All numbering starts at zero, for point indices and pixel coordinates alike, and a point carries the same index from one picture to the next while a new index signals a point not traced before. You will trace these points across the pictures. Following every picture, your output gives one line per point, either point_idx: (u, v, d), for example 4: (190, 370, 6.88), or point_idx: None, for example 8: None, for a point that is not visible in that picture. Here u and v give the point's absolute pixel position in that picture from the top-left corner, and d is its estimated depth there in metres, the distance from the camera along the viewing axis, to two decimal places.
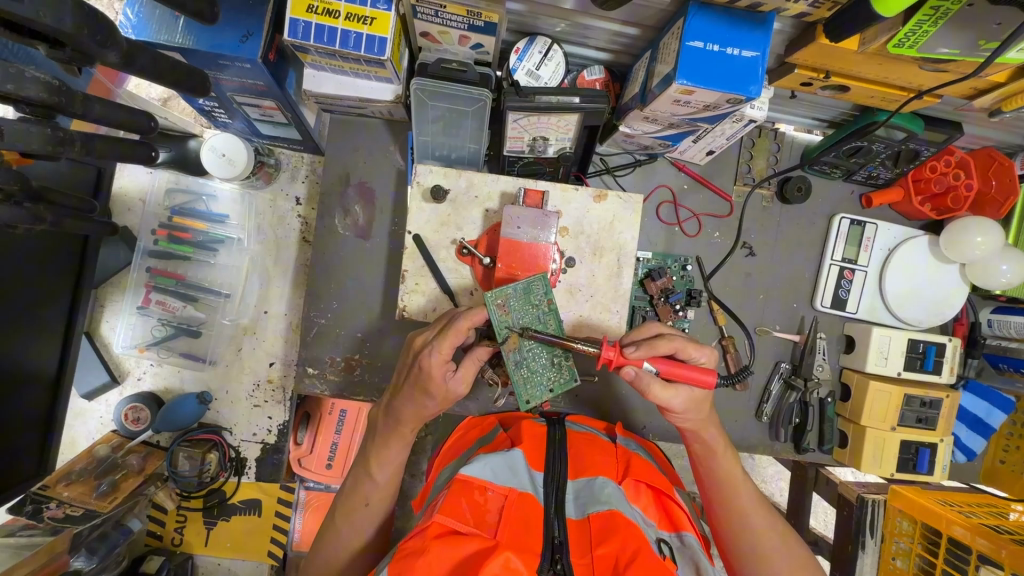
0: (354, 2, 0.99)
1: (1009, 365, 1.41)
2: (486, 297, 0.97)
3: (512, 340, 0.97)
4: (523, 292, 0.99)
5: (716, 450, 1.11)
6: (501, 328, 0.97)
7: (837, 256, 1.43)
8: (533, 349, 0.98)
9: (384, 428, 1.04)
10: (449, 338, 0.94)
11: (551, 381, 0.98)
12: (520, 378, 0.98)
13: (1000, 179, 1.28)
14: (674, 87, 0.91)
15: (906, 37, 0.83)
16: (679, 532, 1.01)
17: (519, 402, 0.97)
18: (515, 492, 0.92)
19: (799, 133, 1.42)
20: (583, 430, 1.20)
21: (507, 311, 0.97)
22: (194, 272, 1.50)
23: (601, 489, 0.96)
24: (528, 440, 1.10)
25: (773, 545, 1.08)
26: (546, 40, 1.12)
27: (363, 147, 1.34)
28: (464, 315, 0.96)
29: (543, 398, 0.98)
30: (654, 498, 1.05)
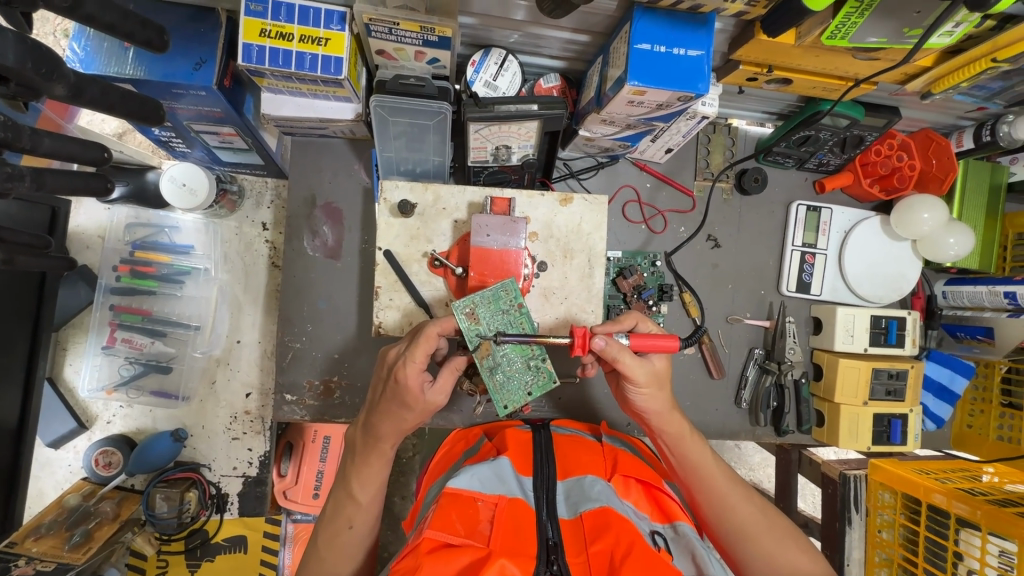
0: (308, 24, 1.00)
1: (966, 333, 1.47)
2: (454, 306, 0.97)
3: (484, 348, 0.96)
4: (491, 298, 0.99)
5: (681, 434, 1.14)
6: (473, 336, 0.97)
7: (797, 242, 1.49)
8: (507, 354, 0.97)
9: (368, 446, 1.03)
10: (421, 347, 0.93)
11: (529, 384, 0.97)
12: (496, 384, 0.97)
13: (939, 158, 1.35)
14: (627, 89, 0.94)
15: (837, 30, 0.88)
16: (673, 523, 1.00)
17: (498, 408, 0.96)
18: (505, 499, 0.92)
19: (751, 127, 1.47)
20: (569, 433, 1.22)
21: (476, 318, 0.97)
22: (160, 306, 1.46)
23: (590, 489, 0.97)
24: (515, 447, 1.11)
25: (759, 521, 1.10)
26: (500, 51, 1.14)
27: (328, 168, 1.34)
28: (434, 322, 0.95)
29: (522, 402, 0.97)
30: (645, 492, 1.06)
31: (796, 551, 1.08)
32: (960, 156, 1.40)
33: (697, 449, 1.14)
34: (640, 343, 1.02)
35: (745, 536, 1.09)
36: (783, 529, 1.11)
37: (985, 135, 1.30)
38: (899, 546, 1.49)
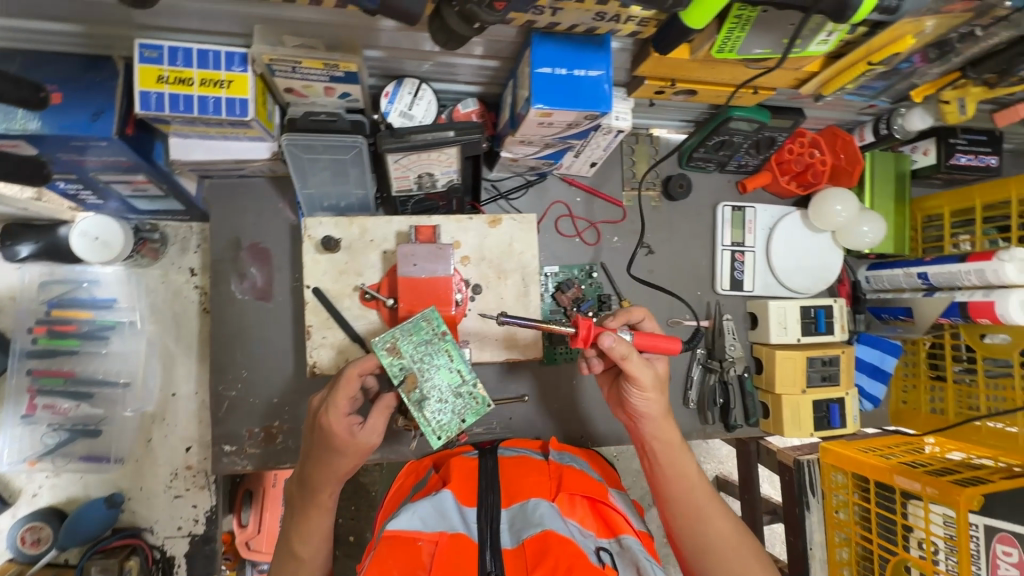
0: (207, 67, 0.98)
1: (889, 314, 1.54)
2: (374, 343, 0.95)
3: (409, 380, 0.94)
4: (412, 328, 0.97)
5: (668, 441, 1.13)
6: (396, 370, 0.95)
7: (727, 241, 1.54)
8: (434, 383, 0.95)
9: (305, 498, 0.99)
10: (343, 390, 0.93)
11: (461, 411, 0.96)
12: (427, 415, 0.94)
13: (846, 152, 1.44)
14: (533, 112, 0.96)
15: (724, 43, 0.91)
16: (618, 537, 1.00)
17: (430, 440, 0.94)
18: (446, 536, 0.91)
19: (673, 135, 1.52)
20: (515, 455, 1.21)
21: (397, 350, 0.95)
22: (85, 367, 1.36)
23: (532, 513, 0.96)
24: (459, 476, 1.09)
25: (725, 537, 1.07)
26: (413, 81, 1.15)
27: (251, 208, 1.31)
28: (354, 363, 0.94)
29: (456, 429, 0.95)
30: (590, 508, 1.06)
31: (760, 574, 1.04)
32: (864, 149, 1.48)
33: (679, 456, 1.13)
34: (645, 341, 1.05)
35: (709, 549, 1.06)
36: (749, 550, 1.06)
37: (883, 129, 1.38)
38: (856, 525, 1.53)
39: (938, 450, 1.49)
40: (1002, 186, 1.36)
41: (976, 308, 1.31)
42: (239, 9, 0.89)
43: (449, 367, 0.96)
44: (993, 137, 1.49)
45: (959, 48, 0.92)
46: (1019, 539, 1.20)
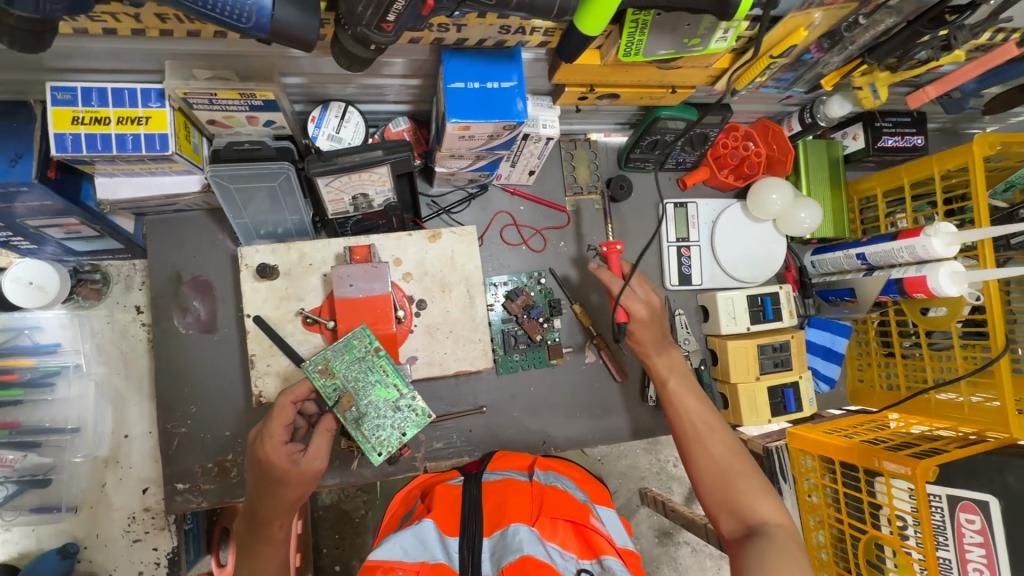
0: (123, 105, 0.98)
1: (835, 296, 1.58)
2: (306, 367, 1.00)
3: (345, 401, 1.01)
4: (343, 349, 1.03)
5: (668, 383, 1.28)
6: (330, 392, 1.01)
7: (672, 238, 1.57)
8: (370, 401, 1.03)
9: (255, 535, 0.97)
10: (276, 419, 0.94)
11: (400, 424, 1.04)
12: (366, 433, 1.02)
13: (778, 143, 1.48)
14: (451, 126, 0.98)
15: (628, 46, 0.94)
16: (599, 558, 1.01)
17: (372, 456, 1.01)
18: (426, 566, 0.95)
19: (609, 138, 1.55)
20: (499, 477, 1.20)
21: (331, 373, 1.01)
22: (30, 416, 1.34)
23: (511, 538, 0.98)
24: (442, 505, 1.12)
25: (715, 449, 1.17)
26: (339, 104, 1.16)
27: (189, 241, 1.30)
28: (287, 391, 0.97)
29: (396, 443, 1.03)
30: (573, 531, 1.08)
31: (745, 481, 1.11)
32: (794, 138, 1.53)
33: (685, 391, 1.27)
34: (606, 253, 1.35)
35: (722, 479, 1.12)
36: (758, 481, 1.11)
37: (808, 118, 1.43)
38: (828, 507, 1.54)
39: (904, 424, 1.49)
40: (925, 163, 1.39)
41: (911, 283, 1.34)
42: (147, 46, 0.90)
43: (384, 383, 1.03)
44: (918, 119, 1.53)
45: (848, 36, 0.97)
46: (980, 506, 1.23)
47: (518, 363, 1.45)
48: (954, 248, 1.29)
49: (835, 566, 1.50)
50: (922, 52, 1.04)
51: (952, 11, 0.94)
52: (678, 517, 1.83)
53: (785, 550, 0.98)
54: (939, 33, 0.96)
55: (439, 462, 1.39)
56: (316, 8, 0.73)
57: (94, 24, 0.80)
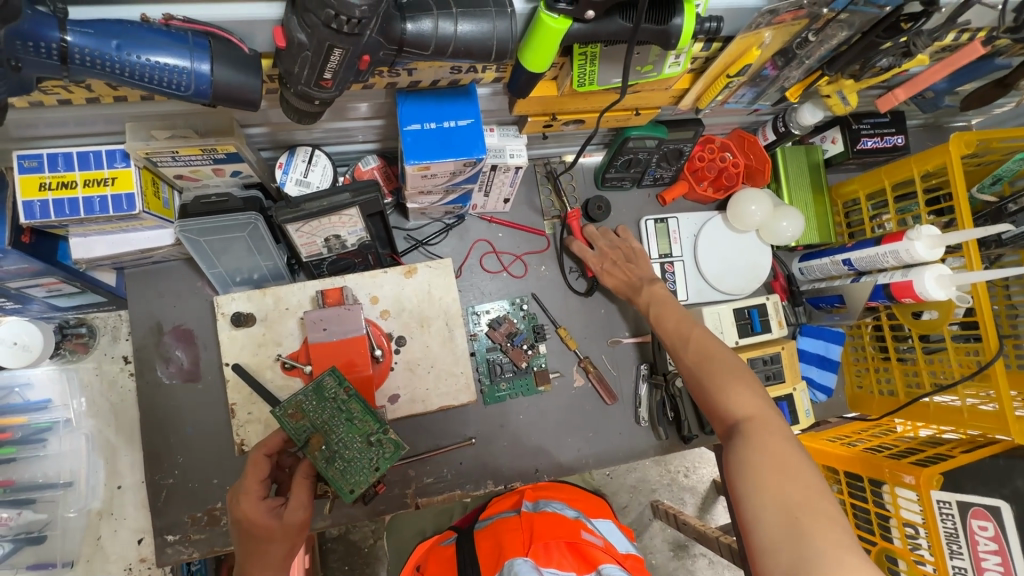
0: (89, 169, 0.99)
1: (825, 303, 1.56)
2: (275, 413, 0.97)
3: (314, 441, 0.97)
4: (314, 392, 0.99)
5: (655, 315, 1.27)
6: (300, 434, 0.97)
7: (654, 254, 1.55)
8: (342, 439, 0.99)
9: None
10: (251, 474, 0.93)
11: (373, 461, 0.99)
12: (337, 472, 0.97)
13: (754, 152, 1.49)
14: (410, 167, 0.98)
15: (581, 78, 0.93)
16: (598, 569, 1.01)
17: (344, 495, 0.96)
18: None
19: (585, 159, 1.55)
20: (490, 522, 1.22)
21: (300, 415, 0.98)
22: (23, 472, 1.37)
23: (509, 574, 0.98)
24: (439, 570, 1.14)
25: (697, 363, 1.10)
26: (305, 149, 1.17)
27: (170, 292, 1.31)
28: (260, 444, 0.97)
29: (370, 480, 0.98)
30: (570, 549, 1.07)
31: (726, 387, 1.02)
32: (771, 147, 1.51)
33: (665, 320, 1.24)
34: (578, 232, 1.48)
35: (700, 385, 1.08)
36: (733, 371, 1.04)
37: (781, 126, 1.41)
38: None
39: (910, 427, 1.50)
40: (904, 165, 1.37)
41: (897, 288, 1.32)
42: (107, 111, 0.91)
43: (356, 421, 0.99)
44: (896, 118, 1.51)
45: (800, 53, 0.97)
46: (991, 512, 1.18)
47: (505, 392, 1.44)
48: (939, 250, 1.25)
49: None
50: (883, 60, 1.03)
51: (908, 19, 0.92)
52: (691, 530, 1.84)
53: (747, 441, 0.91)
54: (897, 40, 0.95)
55: (430, 497, 1.37)
56: (259, 68, 0.74)
57: (50, 97, 0.82)
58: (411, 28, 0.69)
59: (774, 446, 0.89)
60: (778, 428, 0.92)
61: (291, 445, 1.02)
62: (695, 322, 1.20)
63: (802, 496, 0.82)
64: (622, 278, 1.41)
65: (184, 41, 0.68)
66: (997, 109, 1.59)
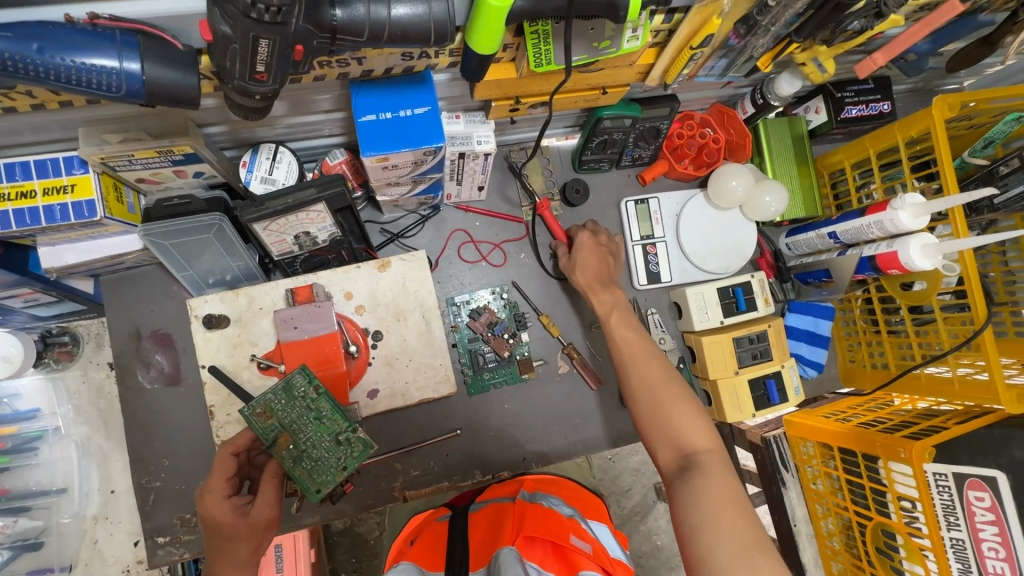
0: (47, 176, 0.98)
1: (813, 278, 1.53)
2: (244, 413, 0.97)
3: (282, 440, 0.96)
4: (283, 390, 0.99)
5: (611, 320, 1.26)
6: (268, 432, 0.97)
7: (636, 236, 1.53)
8: (310, 438, 0.98)
9: None
10: (217, 474, 0.93)
11: (342, 460, 0.98)
12: (304, 471, 0.97)
13: (734, 127, 1.44)
14: (368, 160, 0.96)
15: (536, 57, 0.90)
16: (579, 575, 0.98)
17: (310, 495, 0.96)
18: None
19: (561, 142, 1.51)
20: (485, 510, 1.23)
21: (268, 414, 0.97)
22: (16, 481, 1.38)
23: (495, 565, 0.97)
24: (428, 546, 1.14)
25: (650, 383, 1.13)
26: (269, 146, 1.15)
27: (147, 297, 1.31)
28: (227, 443, 0.96)
29: (336, 479, 0.97)
30: (554, 552, 1.05)
31: (686, 414, 1.06)
32: (751, 121, 1.46)
33: (627, 329, 1.24)
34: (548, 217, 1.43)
35: (653, 406, 1.10)
36: (687, 401, 1.09)
37: (760, 98, 1.37)
38: (834, 494, 1.49)
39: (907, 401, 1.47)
40: (889, 131, 1.32)
41: (883, 259, 1.29)
42: (56, 117, 0.89)
43: (325, 419, 0.99)
44: (879, 83, 1.46)
45: (763, 20, 0.94)
46: (987, 482, 1.15)
47: (489, 381, 1.43)
48: (923, 218, 1.22)
49: (847, 553, 1.47)
50: (855, 23, 0.99)
51: None
52: None
53: (710, 474, 0.97)
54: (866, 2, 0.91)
55: (418, 490, 1.37)
56: (195, 65, 0.72)
57: None
58: (342, 15, 0.66)
59: (724, 478, 0.97)
60: (730, 467, 1.00)
61: (260, 444, 1.02)
62: (645, 339, 1.23)
63: (752, 530, 0.90)
64: (598, 274, 1.36)
65: (111, 40, 0.66)
66: (987, 69, 1.53)
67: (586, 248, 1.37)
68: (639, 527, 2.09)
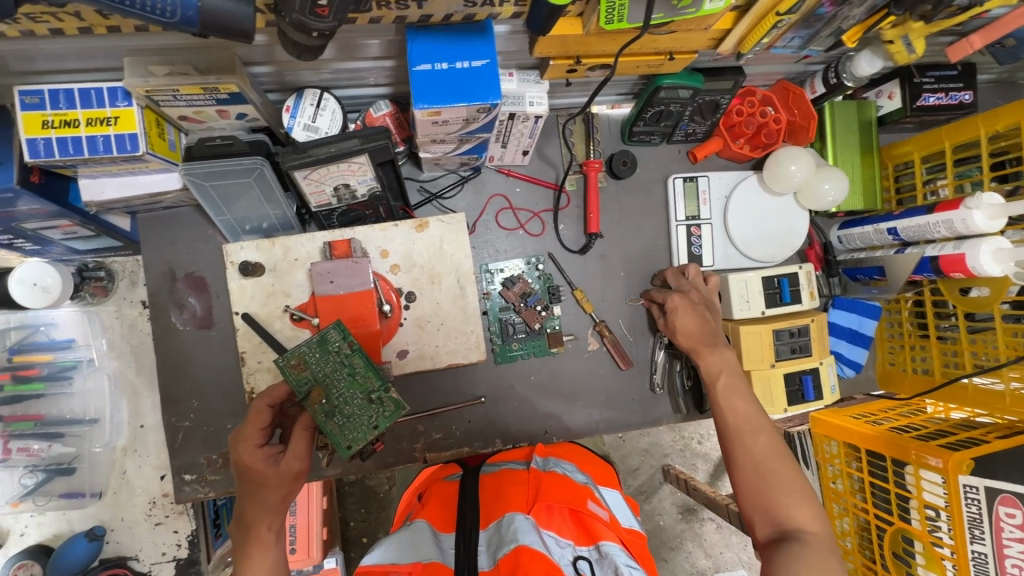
0: (91, 107, 0.96)
1: (864, 275, 1.46)
2: (278, 364, 0.96)
3: (316, 394, 0.96)
4: (319, 344, 0.99)
5: (716, 379, 1.15)
6: (302, 386, 0.97)
7: (681, 216, 1.46)
8: (343, 394, 0.98)
9: (243, 535, 0.88)
10: (252, 422, 0.92)
11: (374, 419, 0.99)
12: (336, 427, 0.97)
13: (799, 107, 1.34)
14: (419, 113, 0.91)
15: (609, 13, 0.84)
16: (597, 544, 1.00)
17: (342, 451, 0.96)
18: (421, 565, 0.94)
19: (612, 110, 1.44)
20: (497, 470, 1.24)
21: (303, 368, 0.97)
22: (51, 408, 1.41)
23: (508, 530, 0.99)
24: (438, 505, 1.15)
25: (756, 453, 1.01)
26: (314, 91, 1.10)
27: (181, 238, 1.30)
28: (263, 394, 0.95)
29: (368, 437, 0.98)
30: (571, 517, 1.07)
31: (794, 496, 0.95)
32: (818, 102, 1.37)
33: (734, 390, 1.11)
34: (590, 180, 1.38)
35: (758, 480, 0.98)
36: (798, 481, 0.96)
37: (833, 78, 1.29)
38: (853, 495, 1.45)
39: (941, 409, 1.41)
40: (970, 123, 1.23)
41: (946, 262, 1.22)
42: (103, 43, 0.87)
43: (358, 376, 0.99)
44: (965, 70, 1.35)
45: None
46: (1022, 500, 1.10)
47: (517, 352, 1.41)
48: (999, 221, 1.16)
49: (859, 554, 1.44)
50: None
51: None
52: (702, 496, 1.79)
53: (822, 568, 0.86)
54: None
55: (438, 452, 1.38)
56: None
57: (40, 25, 0.78)
58: None
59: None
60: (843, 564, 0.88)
61: (291, 397, 1.01)
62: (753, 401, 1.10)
63: None
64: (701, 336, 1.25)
65: None
66: None
67: (690, 312, 1.27)
68: (645, 506, 2.10)
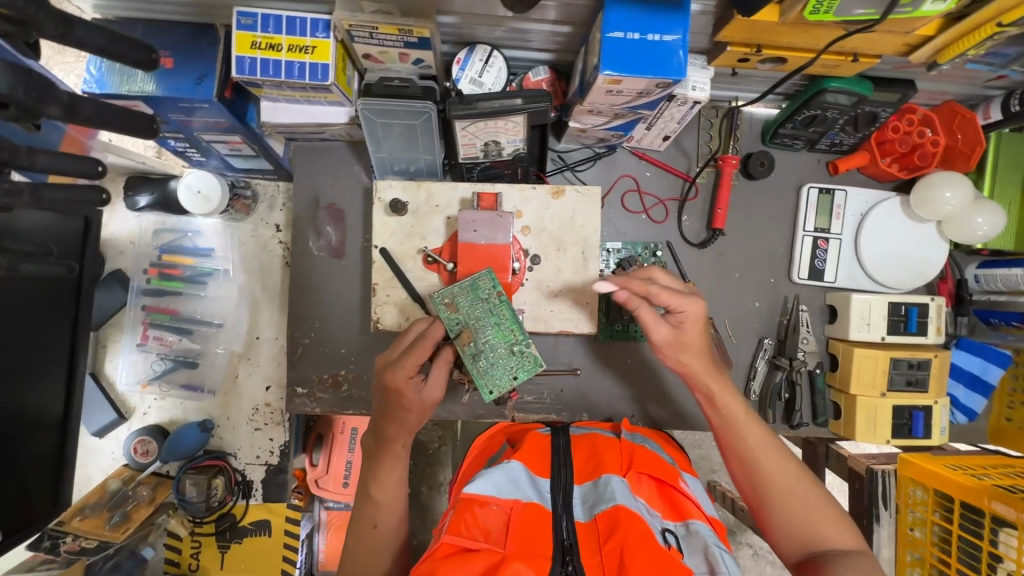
0: (294, 34, 1.04)
1: (999, 319, 1.39)
2: (434, 299, 1.05)
3: (465, 335, 1.03)
4: (470, 288, 1.06)
5: (735, 415, 1.09)
6: (453, 325, 1.04)
7: (809, 227, 1.43)
8: (489, 340, 1.04)
9: (380, 448, 1.03)
10: (405, 351, 1.00)
11: (514, 368, 1.03)
12: (479, 370, 1.03)
13: (964, 132, 1.25)
14: (601, 78, 0.94)
15: (819, 3, 0.84)
16: (685, 521, 1.03)
17: (485, 394, 1.02)
18: (521, 504, 0.97)
19: (757, 109, 1.42)
20: (585, 433, 1.26)
21: (454, 308, 1.05)
22: (186, 306, 1.57)
23: (604, 488, 1.01)
24: (532, 450, 1.15)
25: (803, 495, 1.03)
26: (486, 47, 1.14)
27: (329, 170, 1.39)
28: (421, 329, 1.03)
29: (507, 386, 1.02)
30: (657, 489, 1.09)
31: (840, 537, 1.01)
32: (987, 129, 1.29)
33: (753, 430, 1.09)
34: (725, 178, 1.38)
35: (806, 523, 1.02)
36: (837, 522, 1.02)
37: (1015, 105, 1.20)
38: (932, 545, 1.35)
39: None
40: None
41: None
42: None
43: (504, 326, 1.04)
44: None
45: None
46: None
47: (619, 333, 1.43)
48: None
49: None
50: None
51: None
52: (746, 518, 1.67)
53: None
54: None
55: (527, 414, 1.42)
56: None
57: None
58: None
59: None
60: None
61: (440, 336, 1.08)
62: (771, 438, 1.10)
63: None
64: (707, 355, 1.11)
65: None
66: None
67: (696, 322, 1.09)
68: None
